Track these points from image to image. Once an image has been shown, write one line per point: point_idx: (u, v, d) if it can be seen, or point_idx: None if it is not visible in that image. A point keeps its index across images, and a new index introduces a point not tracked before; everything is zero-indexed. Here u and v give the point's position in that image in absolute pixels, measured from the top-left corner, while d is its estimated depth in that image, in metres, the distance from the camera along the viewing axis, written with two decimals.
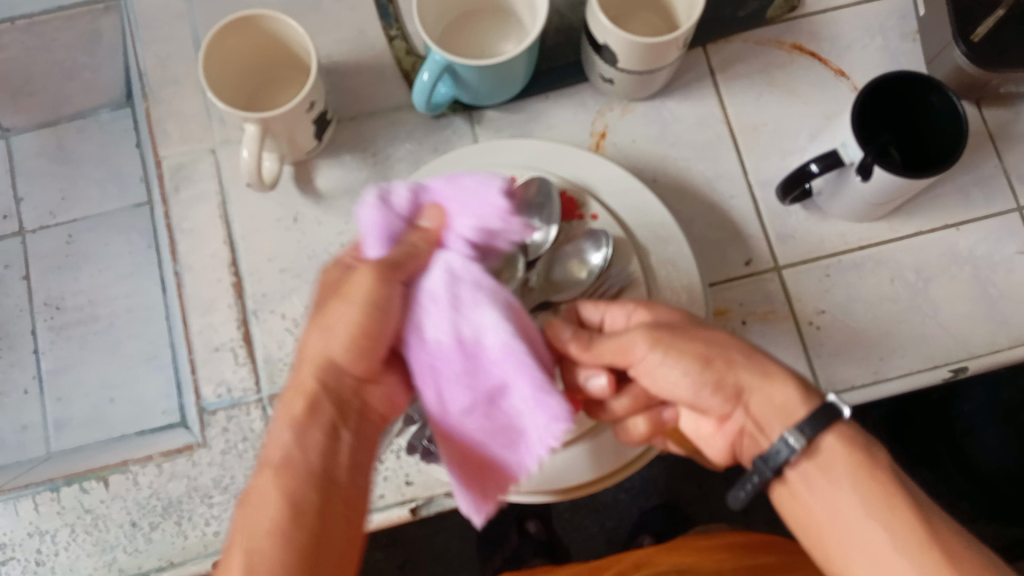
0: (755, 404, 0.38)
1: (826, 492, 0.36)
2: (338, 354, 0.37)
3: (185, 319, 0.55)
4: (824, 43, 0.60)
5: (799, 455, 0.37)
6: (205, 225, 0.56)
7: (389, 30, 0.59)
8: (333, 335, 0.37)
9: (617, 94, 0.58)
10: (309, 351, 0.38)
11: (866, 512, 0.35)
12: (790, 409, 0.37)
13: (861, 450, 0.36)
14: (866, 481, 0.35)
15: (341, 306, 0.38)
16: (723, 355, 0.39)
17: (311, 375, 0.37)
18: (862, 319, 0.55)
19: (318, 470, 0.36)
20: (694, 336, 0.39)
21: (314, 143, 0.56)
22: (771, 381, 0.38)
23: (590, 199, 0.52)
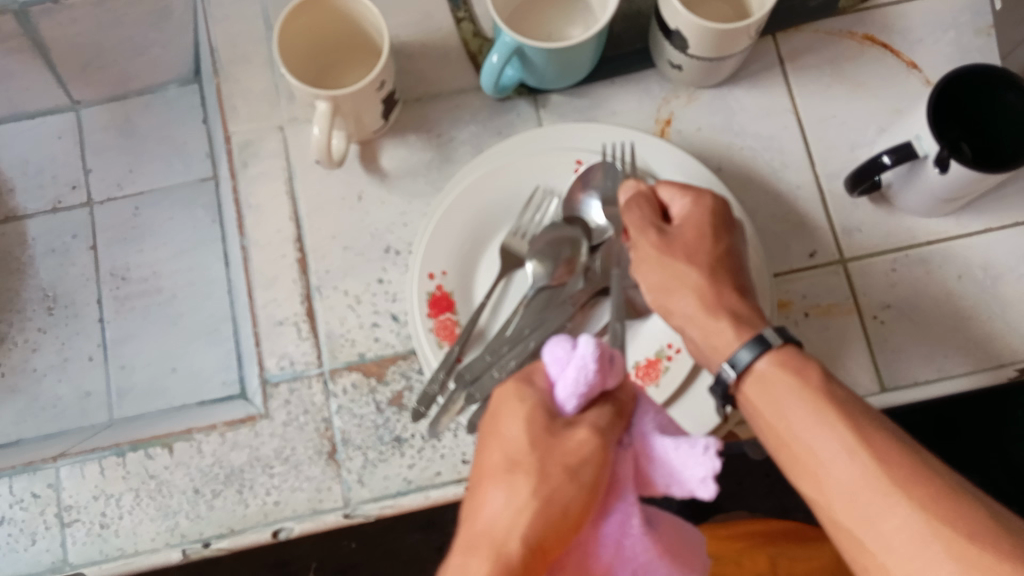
0: (697, 337, 0.44)
1: (764, 406, 0.39)
2: (526, 525, 0.32)
3: (249, 293, 0.56)
4: (896, 35, 0.59)
5: (735, 378, 0.41)
6: (272, 201, 0.57)
7: (456, 12, 0.59)
8: (552, 505, 0.32)
9: (683, 82, 0.58)
10: (483, 525, 0.32)
11: (797, 421, 0.37)
12: (719, 348, 0.43)
13: (794, 369, 0.39)
14: (797, 396, 0.38)
15: (562, 476, 0.33)
16: (683, 284, 0.44)
17: (476, 564, 0.31)
18: (927, 314, 0.55)
19: None
20: (679, 260, 0.45)
21: (379, 124, 0.56)
22: (708, 320, 0.43)
23: (656, 185, 0.52)
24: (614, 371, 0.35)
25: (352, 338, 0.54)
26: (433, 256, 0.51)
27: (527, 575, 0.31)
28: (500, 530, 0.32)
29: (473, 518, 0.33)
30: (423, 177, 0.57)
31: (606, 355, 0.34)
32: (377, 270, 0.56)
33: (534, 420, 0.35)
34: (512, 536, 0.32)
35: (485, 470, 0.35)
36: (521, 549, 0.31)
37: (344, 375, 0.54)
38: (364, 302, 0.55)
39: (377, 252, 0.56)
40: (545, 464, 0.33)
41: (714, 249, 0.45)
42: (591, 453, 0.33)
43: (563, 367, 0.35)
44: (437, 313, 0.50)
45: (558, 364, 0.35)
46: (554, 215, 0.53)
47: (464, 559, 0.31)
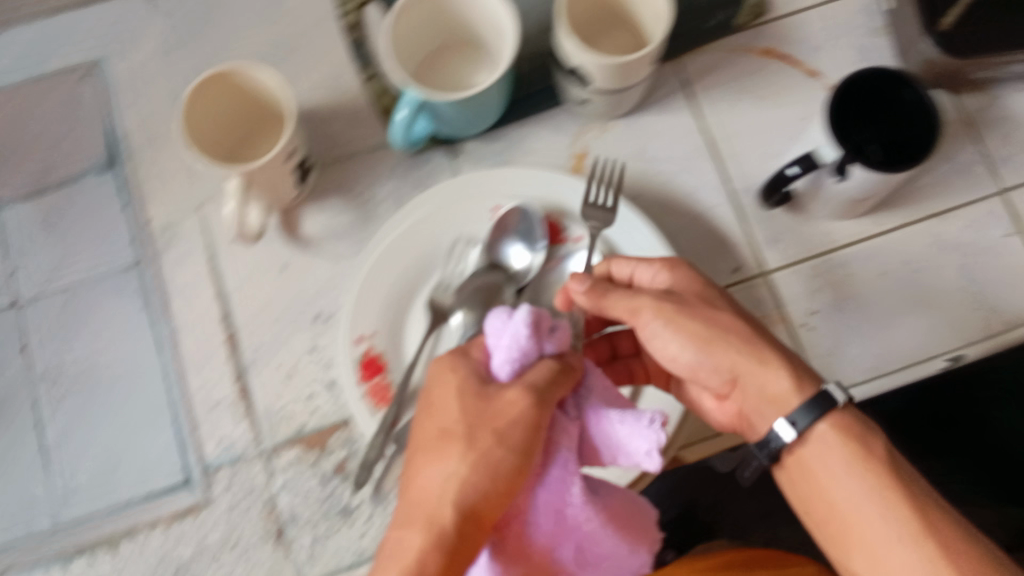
0: (749, 391, 0.42)
1: (821, 475, 0.40)
2: (462, 493, 0.36)
3: (182, 378, 0.55)
4: (795, 45, 0.60)
5: (790, 442, 0.40)
6: (195, 282, 0.57)
7: (364, 71, 0.58)
8: (484, 468, 0.37)
9: (593, 115, 0.58)
10: (428, 492, 0.37)
11: (849, 495, 0.39)
12: (780, 399, 0.41)
13: (856, 440, 0.39)
14: (860, 473, 0.38)
15: (492, 443, 0.37)
16: (721, 336, 0.42)
17: (416, 535, 0.36)
18: (856, 315, 0.55)
19: None
20: (699, 312, 0.43)
21: (296, 190, 0.55)
22: (767, 372, 0.41)
23: (573, 221, 0.53)
24: (556, 338, 0.39)
25: (290, 412, 0.53)
26: (361, 317, 0.51)
27: (461, 535, 0.36)
28: (435, 497, 0.37)
29: (422, 485, 0.38)
30: (347, 239, 0.56)
31: (538, 321, 0.38)
32: (309, 339, 0.55)
33: (476, 392, 0.39)
34: (448, 503, 0.36)
35: (423, 440, 0.40)
36: (454, 515, 0.36)
37: (284, 451, 0.53)
38: (300, 373, 0.54)
39: (307, 321, 0.55)
40: (482, 430, 0.38)
41: (719, 301, 0.44)
42: (525, 418, 0.37)
43: (500, 337, 0.40)
44: (370, 376, 0.50)
45: (497, 335, 0.39)
46: (475, 263, 0.52)
47: (408, 529, 0.37)
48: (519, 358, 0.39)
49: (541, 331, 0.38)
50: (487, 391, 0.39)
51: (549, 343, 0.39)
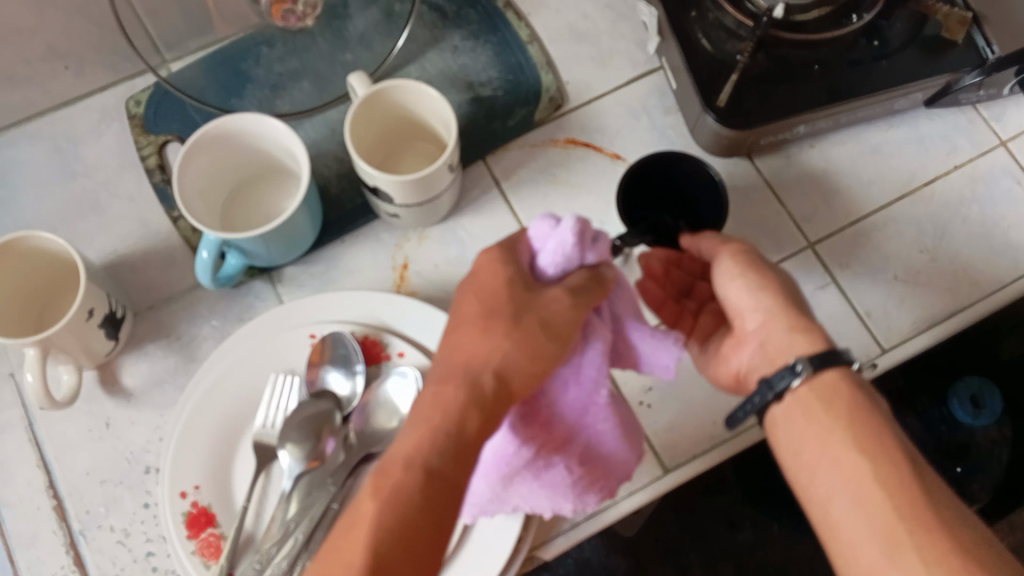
0: (773, 339, 0.43)
1: (801, 429, 0.40)
2: (508, 359, 0.36)
3: (10, 557, 0.53)
4: (595, 132, 0.62)
5: (797, 390, 0.40)
6: (14, 453, 0.54)
7: (171, 213, 0.59)
8: (532, 347, 0.37)
9: (407, 226, 0.59)
10: (467, 356, 0.37)
11: (827, 444, 0.39)
12: (794, 346, 0.42)
13: (852, 395, 0.40)
14: (853, 425, 0.39)
15: (542, 326, 0.37)
16: (772, 292, 0.44)
17: (456, 390, 0.35)
18: (689, 386, 0.56)
19: (445, 470, 0.34)
20: (768, 271, 0.45)
21: (110, 345, 0.54)
22: (793, 325, 0.43)
23: (392, 338, 0.52)
24: (597, 248, 0.39)
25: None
26: (183, 474, 0.49)
27: (500, 402, 0.36)
28: (472, 360, 0.36)
29: (459, 352, 0.37)
30: (171, 384, 0.55)
31: (586, 231, 0.38)
32: (141, 493, 0.53)
33: (522, 273, 0.39)
34: (490, 369, 0.36)
35: (463, 316, 0.38)
36: (496, 385, 0.36)
37: None
38: (134, 533, 0.53)
39: (137, 476, 0.53)
40: (528, 309, 0.37)
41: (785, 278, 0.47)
42: (570, 311, 0.38)
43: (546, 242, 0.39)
44: (198, 532, 0.49)
45: (543, 238, 0.39)
46: (299, 396, 0.52)
47: (445, 391, 0.35)
48: (564, 261, 0.38)
49: (591, 237, 0.38)
50: (530, 279, 0.39)
51: (593, 254, 0.39)
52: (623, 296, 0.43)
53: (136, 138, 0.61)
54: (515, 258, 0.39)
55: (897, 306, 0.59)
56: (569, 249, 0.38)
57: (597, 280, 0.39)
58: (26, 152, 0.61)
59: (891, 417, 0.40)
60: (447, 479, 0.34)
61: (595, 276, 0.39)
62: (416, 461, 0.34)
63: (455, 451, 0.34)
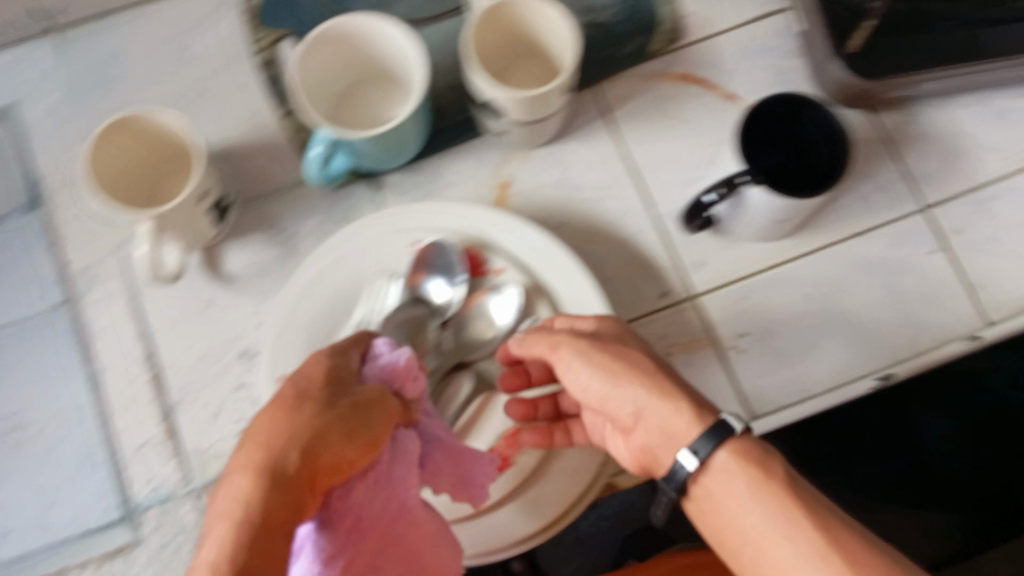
0: (650, 426, 0.42)
1: (725, 503, 0.38)
2: (296, 438, 0.35)
3: (108, 420, 0.56)
4: (712, 69, 0.60)
5: (693, 472, 0.40)
6: (117, 323, 0.57)
7: (280, 107, 0.59)
8: (312, 440, 0.35)
9: (514, 145, 0.58)
10: (258, 438, 0.36)
11: (750, 504, 0.37)
12: (677, 434, 0.41)
13: (756, 462, 0.38)
14: (758, 494, 0.37)
15: (312, 425, 0.36)
16: (631, 372, 0.43)
17: (245, 475, 0.34)
18: (780, 337, 0.57)
19: (253, 536, 0.31)
20: (612, 351, 0.45)
21: (215, 229, 0.56)
22: (670, 409, 0.41)
23: (494, 254, 0.53)
24: (419, 381, 0.44)
25: (218, 450, 0.55)
26: (281, 361, 0.51)
27: (298, 479, 0.34)
28: (262, 445, 0.35)
29: (246, 442, 0.36)
30: (270, 276, 0.57)
31: (409, 371, 0.43)
32: (236, 375, 0.56)
33: (296, 390, 0.39)
34: (283, 450, 0.35)
35: (267, 407, 0.38)
36: (299, 465, 0.34)
37: (213, 490, 0.54)
38: (227, 411, 0.55)
39: (235, 359, 0.56)
40: (283, 412, 0.37)
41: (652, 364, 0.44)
42: (321, 418, 0.37)
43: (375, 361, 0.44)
44: None
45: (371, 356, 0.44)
46: (396, 300, 0.52)
47: (246, 471, 0.34)
48: (376, 375, 0.43)
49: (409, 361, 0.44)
50: (307, 382, 0.40)
51: (374, 367, 0.43)
52: (410, 446, 0.41)
53: (248, 31, 0.60)
54: (316, 359, 0.42)
55: (1004, 282, 0.57)
56: (383, 372, 0.43)
57: (396, 381, 0.43)
58: (139, 32, 0.61)
59: (794, 472, 0.39)
60: (251, 556, 0.30)
61: (344, 395, 0.40)
62: (233, 520, 0.32)
63: (267, 526, 0.32)
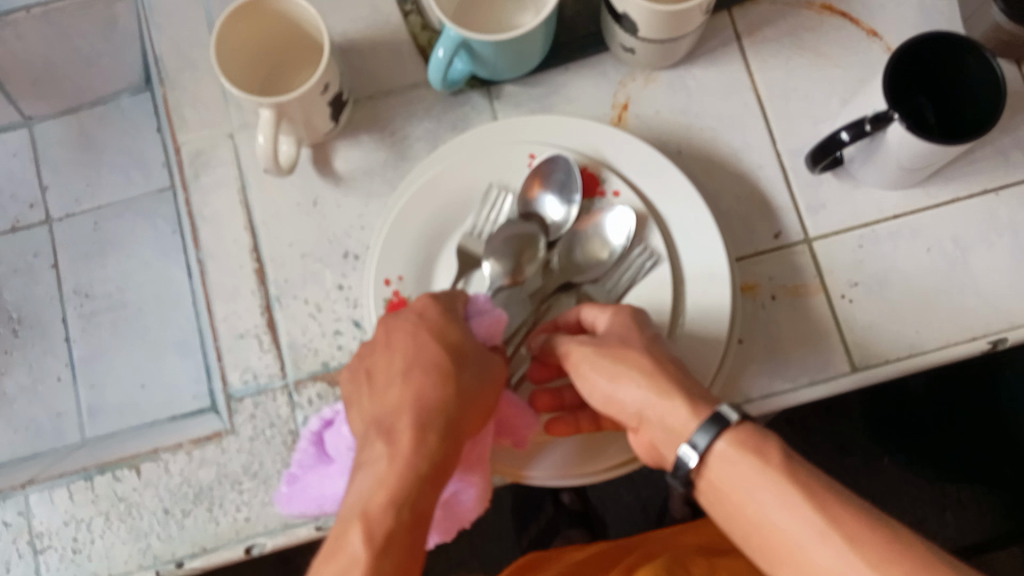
0: (655, 426, 0.39)
1: (731, 495, 0.36)
2: (423, 414, 0.39)
3: (208, 306, 0.56)
4: (856, 3, 0.57)
5: (695, 467, 0.37)
6: (226, 211, 0.56)
7: (404, 5, 0.58)
8: (437, 407, 0.39)
9: (638, 65, 0.56)
10: (387, 403, 0.40)
11: (754, 494, 0.35)
12: (677, 430, 0.37)
13: (753, 448, 0.36)
14: (764, 479, 0.35)
15: (438, 390, 0.40)
16: (633, 366, 0.40)
17: (379, 445, 0.38)
18: (898, 290, 0.53)
19: (399, 510, 0.36)
20: (614, 348, 0.41)
21: (330, 125, 0.55)
22: (664, 404, 0.38)
23: (611, 174, 0.51)
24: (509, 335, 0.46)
25: (314, 347, 0.54)
26: (388, 262, 0.51)
27: (431, 452, 0.38)
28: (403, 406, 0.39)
29: (376, 406, 0.41)
30: (379, 178, 0.56)
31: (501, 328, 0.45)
32: (337, 275, 0.55)
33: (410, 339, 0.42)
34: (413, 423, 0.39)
35: (388, 370, 0.42)
36: (429, 437, 0.38)
37: (308, 386, 0.53)
38: (326, 309, 0.54)
39: (336, 258, 0.55)
40: (406, 376, 0.40)
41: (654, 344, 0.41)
42: (447, 385, 0.40)
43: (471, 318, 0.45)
44: None
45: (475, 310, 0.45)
46: (509, 212, 0.52)
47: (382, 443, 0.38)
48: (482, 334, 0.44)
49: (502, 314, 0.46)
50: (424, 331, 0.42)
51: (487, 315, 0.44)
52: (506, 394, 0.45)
53: None
54: (423, 310, 0.44)
55: None
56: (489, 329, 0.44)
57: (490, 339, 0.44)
58: None
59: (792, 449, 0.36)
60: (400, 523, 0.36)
61: (462, 350, 0.42)
62: (392, 470, 0.37)
63: (410, 497, 0.36)
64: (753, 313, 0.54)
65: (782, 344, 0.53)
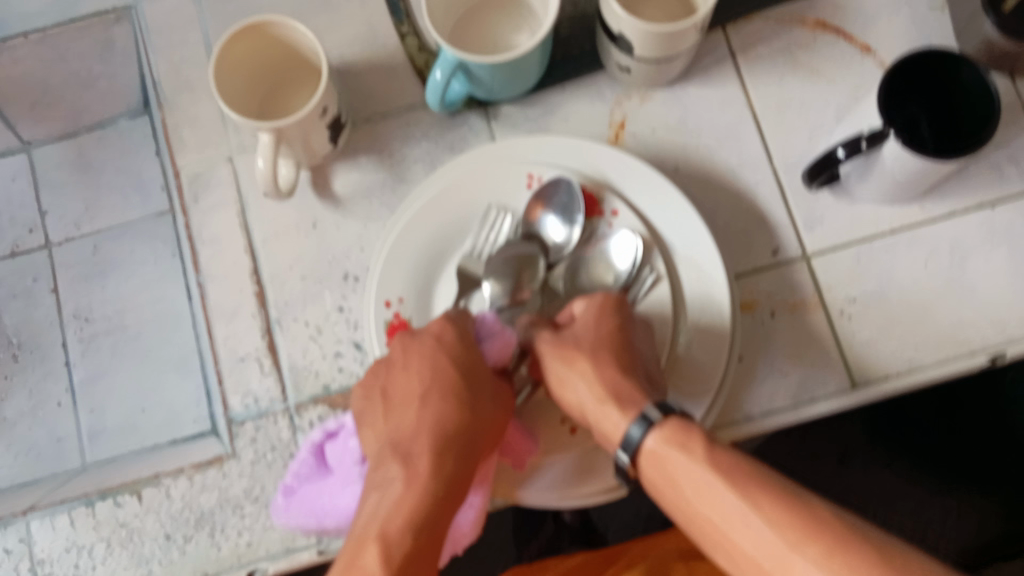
0: (594, 427, 0.42)
1: (664, 485, 0.38)
2: (448, 438, 0.40)
3: (208, 330, 0.56)
4: (849, 19, 0.58)
5: (631, 458, 0.39)
6: (225, 235, 0.57)
7: (400, 27, 0.58)
8: (459, 430, 0.40)
9: (634, 83, 0.56)
10: (406, 427, 0.41)
11: (682, 482, 0.36)
12: (609, 433, 0.41)
13: (678, 440, 0.37)
14: (691, 465, 0.36)
15: (461, 411, 0.41)
16: (577, 365, 0.43)
17: (401, 465, 0.39)
18: (896, 305, 0.54)
19: (423, 531, 0.36)
20: (568, 348, 0.44)
21: (329, 148, 0.55)
22: (600, 402, 0.41)
23: (611, 195, 0.51)
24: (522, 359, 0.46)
25: (315, 370, 0.54)
26: (388, 283, 0.51)
27: (456, 477, 0.39)
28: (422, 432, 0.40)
29: (397, 430, 0.41)
30: (378, 199, 0.56)
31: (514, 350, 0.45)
32: (336, 297, 0.55)
33: (428, 361, 0.43)
34: (435, 446, 0.39)
35: (405, 392, 0.43)
36: (452, 460, 0.39)
37: (310, 409, 0.53)
38: (326, 331, 0.54)
39: (336, 281, 0.55)
40: (425, 402, 0.42)
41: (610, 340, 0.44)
42: (471, 408, 0.41)
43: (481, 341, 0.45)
44: None
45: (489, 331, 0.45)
46: (509, 233, 0.51)
47: (403, 465, 0.39)
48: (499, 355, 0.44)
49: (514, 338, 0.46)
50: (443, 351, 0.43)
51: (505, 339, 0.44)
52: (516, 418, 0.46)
53: None
54: (443, 329, 0.44)
55: None
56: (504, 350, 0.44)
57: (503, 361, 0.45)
58: None
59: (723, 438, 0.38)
60: (425, 543, 0.36)
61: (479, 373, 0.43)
62: (410, 494, 0.37)
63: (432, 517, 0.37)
64: (752, 330, 0.54)
65: (782, 360, 0.53)
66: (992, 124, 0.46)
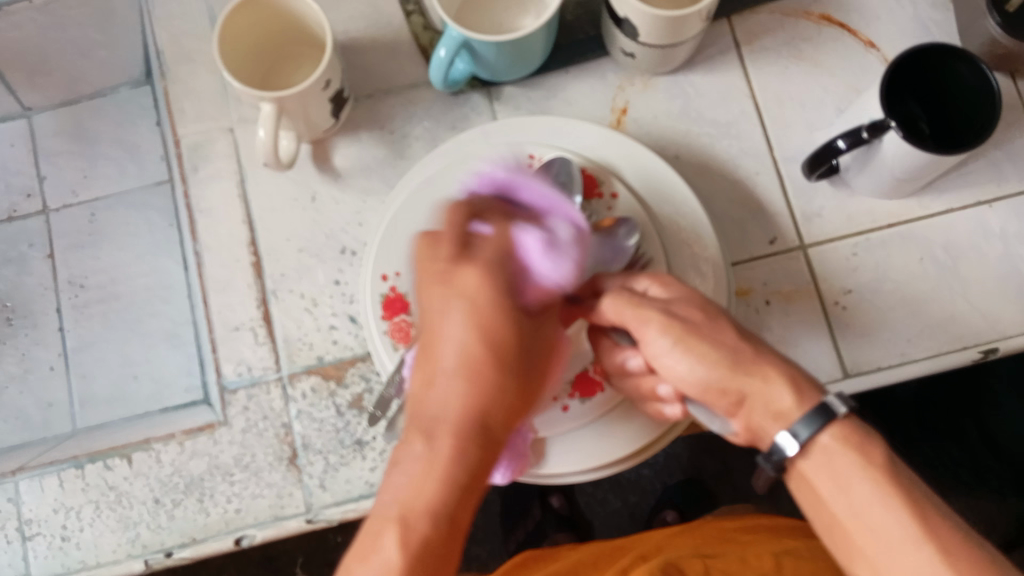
0: (756, 409, 0.38)
1: (822, 487, 0.37)
2: (489, 406, 0.34)
3: (204, 298, 0.56)
4: (853, 13, 0.58)
5: (792, 455, 0.37)
6: (224, 204, 0.57)
7: (405, 5, 0.58)
8: (501, 390, 0.35)
9: (636, 69, 0.57)
10: (436, 396, 0.35)
11: (846, 491, 0.36)
12: (783, 413, 0.38)
13: (858, 446, 0.36)
14: (864, 477, 0.36)
15: (512, 363, 0.36)
16: (715, 350, 0.39)
17: (439, 438, 0.34)
18: (889, 297, 0.54)
19: (451, 513, 0.33)
20: (705, 332, 0.39)
21: (331, 122, 0.55)
22: (766, 384, 0.38)
23: (610, 177, 0.51)
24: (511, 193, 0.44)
25: (310, 341, 0.54)
26: (385, 259, 0.51)
27: (488, 446, 0.34)
28: (456, 413, 0.34)
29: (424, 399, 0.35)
30: (378, 175, 0.57)
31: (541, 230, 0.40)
32: (333, 270, 0.55)
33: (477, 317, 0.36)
34: (471, 418, 0.34)
35: (442, 351, 0.36)
36: (490, 435, 0.34)
37: (302, 379, 0.54)
38: (321, 304, 0.55)
39: (333, 254, 0.55)
40: (456, 369, 0.35)
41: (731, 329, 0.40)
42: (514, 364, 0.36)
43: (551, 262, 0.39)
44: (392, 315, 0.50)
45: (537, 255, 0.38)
46: None
47: (430, 443, 0.34)
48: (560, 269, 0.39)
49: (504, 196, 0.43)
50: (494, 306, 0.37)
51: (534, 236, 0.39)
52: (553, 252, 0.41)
53: None
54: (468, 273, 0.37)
55: None
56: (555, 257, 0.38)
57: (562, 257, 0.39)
58: None
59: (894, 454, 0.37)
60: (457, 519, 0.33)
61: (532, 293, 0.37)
62: (438, 476, 0.33)
63: (461, 497, 0.33)
64: (745, 317, 0.54)
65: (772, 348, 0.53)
66: (989, 120, 0.47)
